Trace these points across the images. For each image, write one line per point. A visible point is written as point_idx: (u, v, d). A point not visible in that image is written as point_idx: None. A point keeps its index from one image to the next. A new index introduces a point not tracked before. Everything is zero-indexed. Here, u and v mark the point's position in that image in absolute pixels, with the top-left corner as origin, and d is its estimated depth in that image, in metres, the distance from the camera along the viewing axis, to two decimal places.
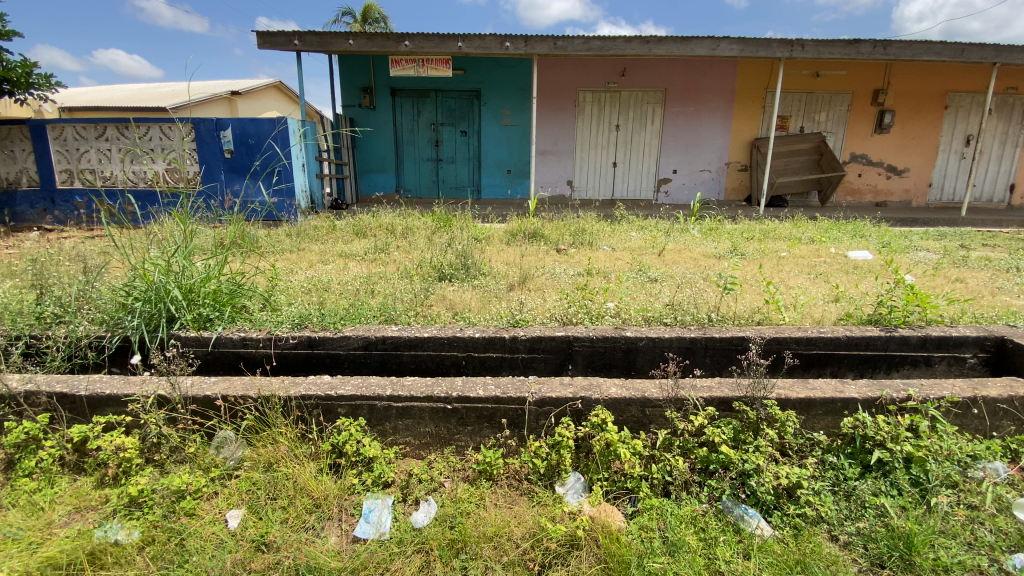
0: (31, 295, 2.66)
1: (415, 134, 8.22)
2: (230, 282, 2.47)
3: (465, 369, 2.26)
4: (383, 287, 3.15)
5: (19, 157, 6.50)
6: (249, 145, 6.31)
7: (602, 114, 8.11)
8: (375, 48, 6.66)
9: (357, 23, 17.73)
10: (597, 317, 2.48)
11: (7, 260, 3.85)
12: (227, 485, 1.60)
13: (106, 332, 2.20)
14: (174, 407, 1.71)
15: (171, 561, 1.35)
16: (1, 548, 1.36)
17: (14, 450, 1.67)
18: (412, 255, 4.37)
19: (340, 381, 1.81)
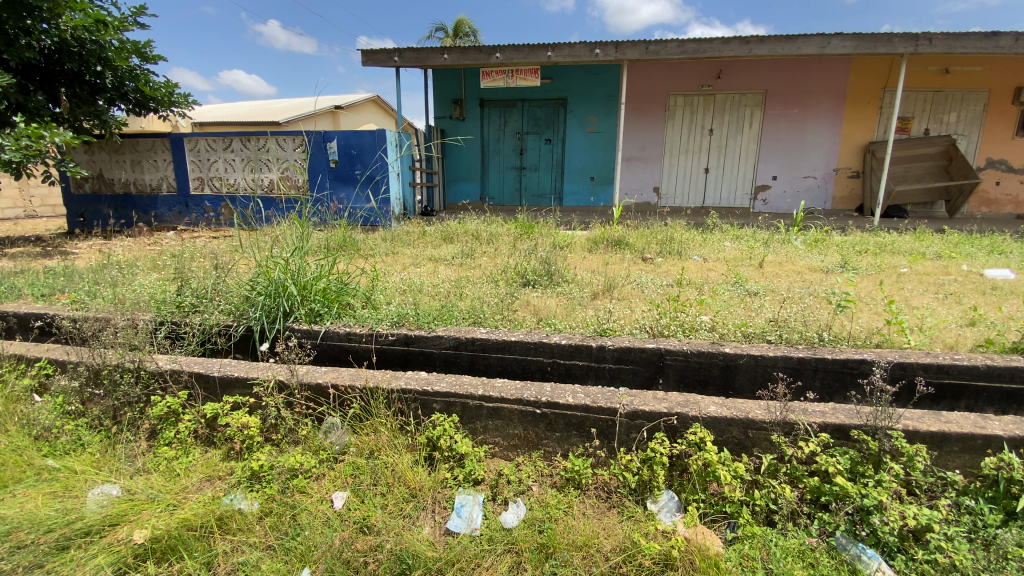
0: (171, 285, 3.04)
1: (502, 143, 8.42)
2: (337, 281, 2.66)
3: (551, 376, 2.26)
4: (471, 290, 3.25)
5: (162, 166, 7.49)
6: (351, 155, 6.81)
7: (694, 119, 7.80)
8: (468, 61, 6.91)
9: (447, 37, 18.53)
10: (691, 331, 2.36)
11: (150, 255, 4.42)
12: (334, 468, 1.72)
13: (233, 322, 2.46)
14: (291, 393, 1.88)
15: (287, 533, 1.47)
16: (146, 506, 1.55)
17: (159, 421, 1.92)
18: (496, 260, 4.46)
19: (436, 378, 1.89)
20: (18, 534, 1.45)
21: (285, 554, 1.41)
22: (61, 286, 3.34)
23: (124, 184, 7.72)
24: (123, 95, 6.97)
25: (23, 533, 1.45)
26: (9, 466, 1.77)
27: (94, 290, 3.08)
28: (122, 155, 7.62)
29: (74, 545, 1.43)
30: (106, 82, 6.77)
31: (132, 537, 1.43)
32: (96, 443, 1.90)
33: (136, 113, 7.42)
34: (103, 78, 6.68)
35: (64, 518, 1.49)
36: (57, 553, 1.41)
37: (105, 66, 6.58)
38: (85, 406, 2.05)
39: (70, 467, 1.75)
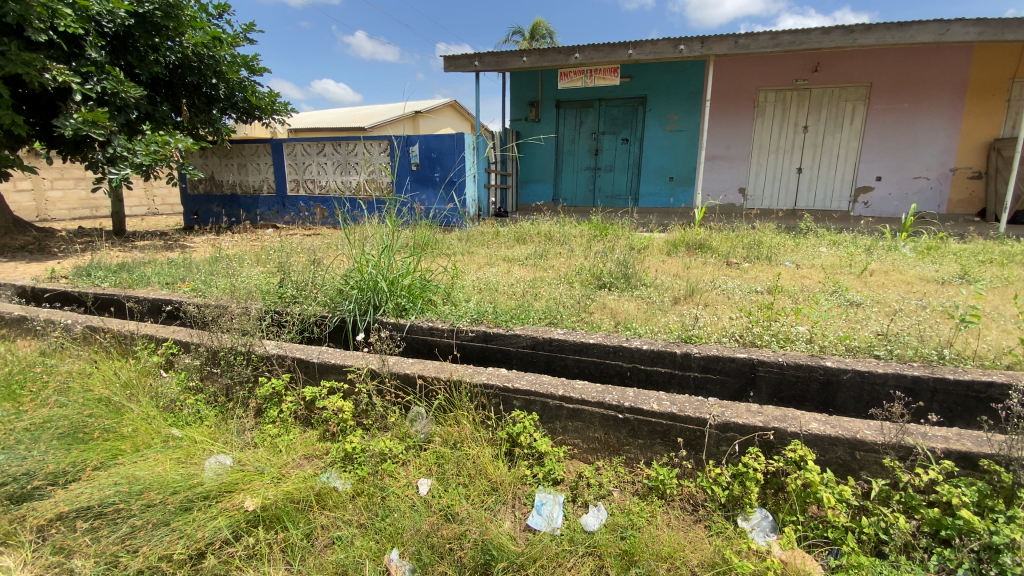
0: (273, 277, 3.32)
1: (577, 143, 8.37)
2: (421, 278, 2.79)
3: (631, 381, 2.21)
4: (547, 291, 3.25)
5: (263, 169, 8.18)
6: (431, 158, 7.08)
7: (787, 116, 7.31)
8: (547, 63, 6.93)
9: (525, 41, 18.72)
10: (787, 342, 2.22)
11: (252, 250, 4.84)
12: (418, 455, 1.80)
13: (328, 313, 2.64)
14: (382, 380, 2.00)
15: (376, 514, 1.56)
16: (253, 477, 1.69)
17: (265, 400, 2.11)
18: (571, 262, 4.43)
19: (516, 376, 1.92)
20: (150, 494, 1.63)
21: (376, 534, 1.49)
22: (181, 275, 3.75)
23: (231, 185, 8.52)
24: (233, 104, 7.72)
25: (153, 493, 1.63)
26: (141, 433, 2.01)
27: (209, 280, 3.43)
28: (231, 159, 8.41)
29: (195, 507, 1.60)
30: (219, 93, 7.51)
31: (242, 504, 1.58)
32: (211, 418, 2.12)
33: (243, 121, 8.19)
34: (217, 89, 7.43)
35: (186, 481, 1.67)
36: (181, 513, 1.58)
37: (219, 79, 7.29)
38: (203, 383, 2.30)
39: (191, 436, 1.96)
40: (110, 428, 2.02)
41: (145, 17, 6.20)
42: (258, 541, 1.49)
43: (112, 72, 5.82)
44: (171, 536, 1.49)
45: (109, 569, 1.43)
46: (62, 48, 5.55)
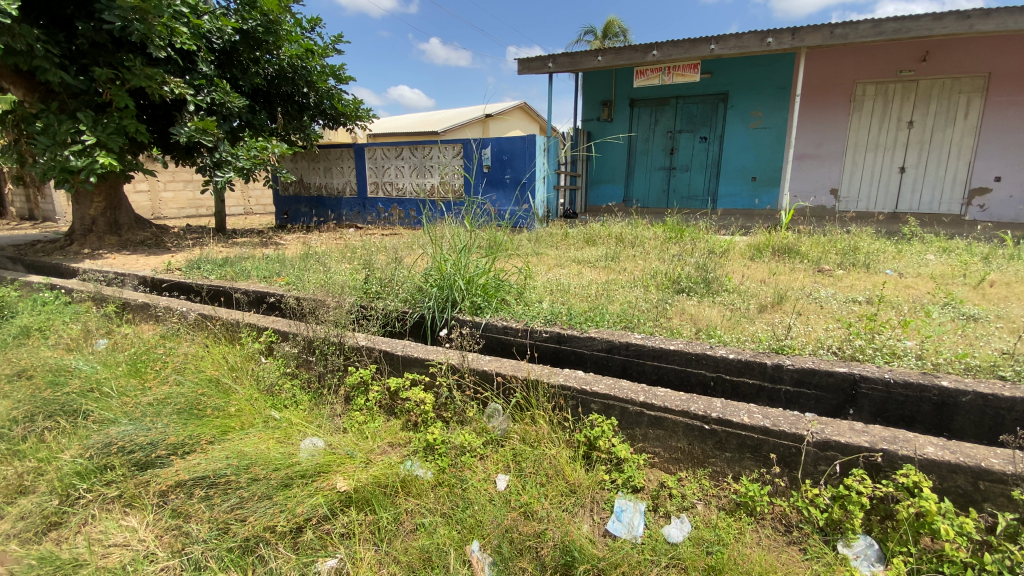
0: (358, 273, 3.52)
1: (651, 143, 8.15)
2: (496, 278, 2.85)
3: (714, 392, 2.11)
4: (622, 293, 3.19)
5: (347, 172, 8.68)
6: (502, 160, 7.19)
7: (888, 110, 6.70)
8: (622, 61, 6.81)
9: (597, 40, 18.55)
10: (892, 358, 2.04)
11: (336, 248, 5.16)
12: (496, 451, 1.84)
13: (409, 309, 2.77)
14: (462, 375, 2.08)
15: (457, 505, 1.61)
16: (344, 460, 1.80)
17: (354, 388, 2.27)
18: (644, 264, 4.32)
19: (594, 379, 1.90)
20: (255, 468, 1.78)
21: (457, 524, 1.54)
22: (276, 270, 4.07)
23: (318, 187, 9.12)
24: (322, 111, 8.26)
25: (258, 468, 1.78)
26: (246, 412, 2.20)
27: (301, 275, 3.69)
28: (318, 163, 9.01)
29: (293, 483, 1.72)
30: (310, 101, 8.08)
31: (335, 485, 1.68)
32: (306, 403, 2.29)
33: (330, 127, 8.74)
34: (308, 98, 8.00)
35: (284, 460, 1.81)
36: (282, 489, 1.71)
37: (310, 88, 7.87)
38: (298, 369, 2.50)
39: (288, 419, 2.13)
40: (220, 406, 2.23)
41: (247, 33, 6.83)
42: (351, 521, 1.59)
43: (219, 84, 6.42)
44: (274, 509, 1.62)
45: (221, 534, 1.60)
46: (179, 63, 6.19)
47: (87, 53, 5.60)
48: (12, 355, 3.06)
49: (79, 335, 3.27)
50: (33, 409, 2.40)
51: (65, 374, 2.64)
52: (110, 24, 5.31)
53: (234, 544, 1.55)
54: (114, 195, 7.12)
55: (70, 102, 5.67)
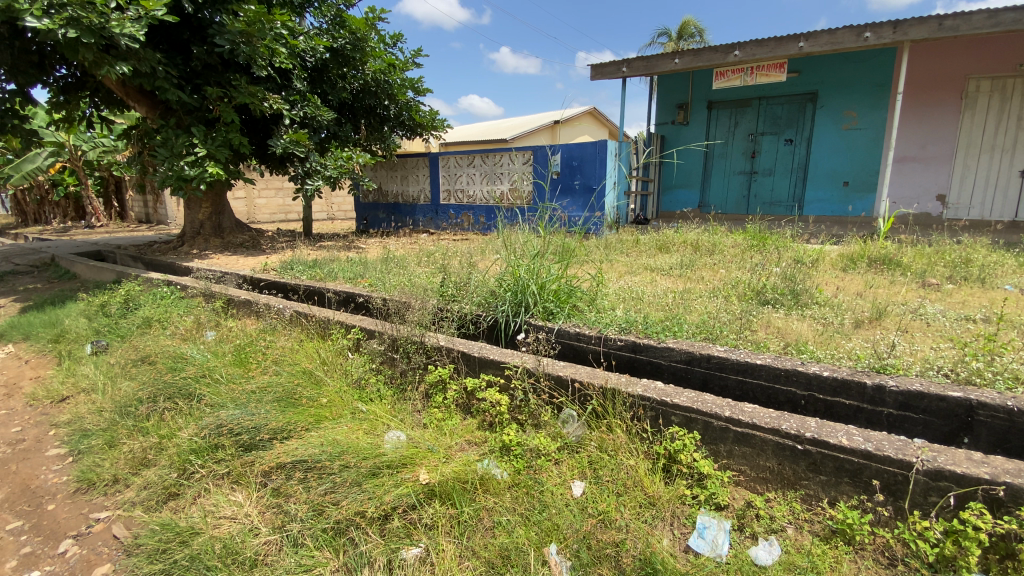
0: (435, 277, 3.67)
1: (730, 147, 7.81)
2: (568, 284, 2.87)
3: (805, 411, 2.00)
4: (700, 303, 3.08)
5: (422, 180, 9.06)
6: (572, 166, 7.19)
7: (1007, 107, 6.02)
8: (701, 63, 6.60)
9: (672, 41, 18.08)
10: (1017, 384, 1.84)
11: (412, 252, 5.39)
12: (571, 456, 1.85)
13: (483, 312, 2.86)
14: (537, 380, 2.11)
15: (533, 506, 1.64)
16: (427, 454, 1.89)
17: (433, 387, 2.38)
18: (723, 274, 4.14)
19: (675, 391, 1.86)
20: (347, 456, 1.91)
21: (536, 525, 1.57)
22: (359, 272, 4.32)
23: (395, 195, 9.58)
24: (401, 122, 8.68)
25: (349, 456, 1.91)
26: (336, 404, 2.37)
27: (382, 277, 3.91)
28: (395, 172, 9.47)
29: (381, 473, 1.83)
30: (390, 113, 8.50)
31: (418, 477, 1.77)
32: (389, 398, 2.44)
33: (407, 137, 9.16)
34: (389, 110, 8.42)
35: (371, 450, 1.92)
36: (370, 477, 1.82)
37: (391, 100, 8.28)
38: (382, 365, 2.66)
39: (374, 411, 2.28)
40: (313, 396, 2.41)
41: (337, 51, 7.39)
42: (434, 513, 1.67)
43: (311, 99, 6.92)
44: (364, 496, 1.74)
45: (317, 515, 1.75)
46: (277, 81, 6.76)
47: (201, 73, 6.25)
48: (139, 344, 3.53)
49: (192, 326, 3.67)
50: (156, 391, 2.75)
51: (182, 360, 2.98)
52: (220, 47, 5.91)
53: (328, 525, 1.70)
54: (219, 201, 7.88)
55: (186, 118, 6.35)
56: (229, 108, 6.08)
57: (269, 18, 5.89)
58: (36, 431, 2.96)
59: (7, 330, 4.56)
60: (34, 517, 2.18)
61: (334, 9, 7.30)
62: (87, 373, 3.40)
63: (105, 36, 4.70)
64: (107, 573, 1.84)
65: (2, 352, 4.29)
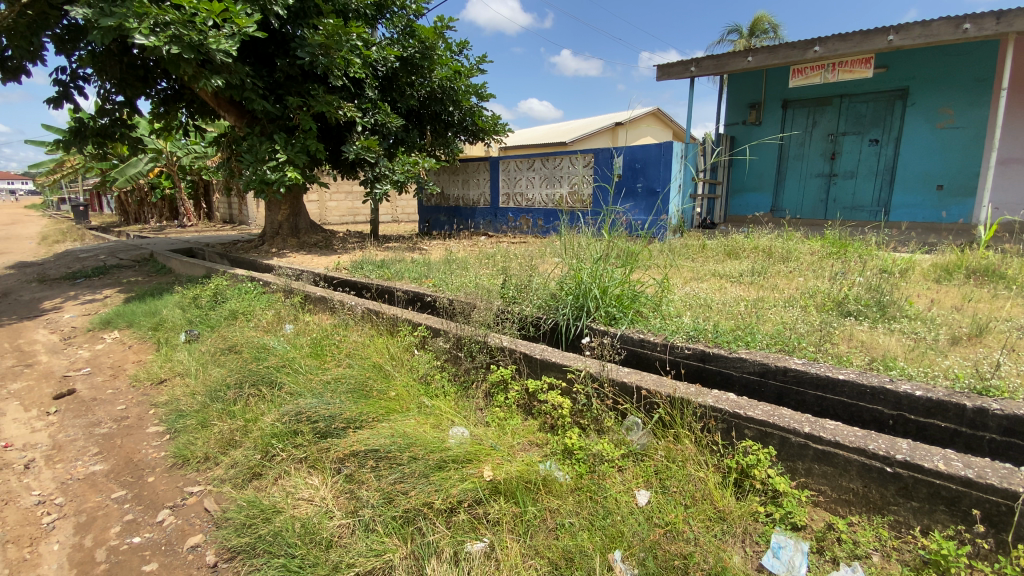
0: (497, 278, 3.72)
1: (807, 148, 7.37)
2: (632, 289, 2.83)
3: (893, 432, 1.87)
4: (774, 312, 2.94)
5: (482, 184, 9.23)
6: (635, 169, 7.07)
7: None
8: (777, 60, 6.28)
9: (743, 39, 17.35)
10: None
11: (474, 254, 5.50)
12: (636, 464, 1.82)
13: (543, 314, 2.87)
14: (601, 385, 2.09)
15: (597, 511, 1.63)
16: (491, 452, 1.93)
17: (497, 386, 2.42)
18: (798, 282, 3.92)
19: (748, 404, 1.80)
20: (415, 448, 1.99)
21: (600, 531, 1.56)
22: (424, 273, 4.46)
23: (456, 199, 9.84)
24: (464, 127, 8.87)
25: (417, 448, 1.98)
26: (404, 397, 2.47)
27: (446, 278, 4.01)
28: (457, 176, 9.71)
29: (447, 466, 1.89)
30: (455, 118, 8.72)
31: (483, 473, 1.81)
32: (453, 395, 2.51)
33: (470, 141, 9.35)
34: (453, 115, 8.64)
35: (436, 444, 1.99)
36: (437, 470, 1.89)
37: (455, 106, 8.49)
38: (446, 363, 2.75)
39: (439, 406, 2.36)
40: (383, 389, 2.53)
41: (407, 60, 7.69)
42: (499, 509, 1.70)
43: (382, 107, 7.24)
44: (432, 488, 1.80)
45: (387, 503, 1.84)
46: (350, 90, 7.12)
47: (283, 84, 6.70)
48: (227, 334, 3.84)
49: (273, 320, 3.95)
50: (242, 378, 2.99)
51: (265, 351, 3.21)
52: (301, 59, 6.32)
53: (397, 513, 1.78)
54: (296, 203, 8.41)
55: (269, 126, 6.83)
56: (308, 116, 6.48)
57: (346, 31, 6.23)
58: (137, 409, 3.29)
59: (115, 318, 5.10)
60: (136, 488, 2.43)
61: (404, 20, 7.60)
62: (181, 358, 3.73)
63: (202, 52, 5.15)
64: (200, 542, 2.02)
65: (110, 337, 4.80)
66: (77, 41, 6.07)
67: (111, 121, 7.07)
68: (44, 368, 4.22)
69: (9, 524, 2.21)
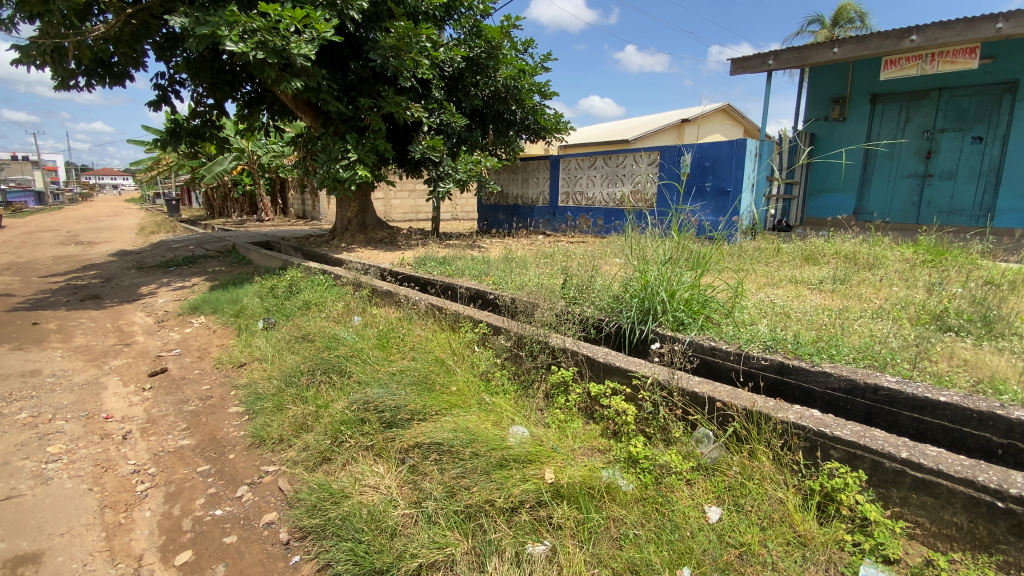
0: (558, 278, 3.68)
1: (898, 146, 6.78)
2: (702, 294, 2.71)
3: (1003, 464, 1.68)
4: (860, 323, 2.72)
5: (542, 183, 9.21)
6: (704, 167, 6.81)
7: None
8: (866, 51, 5.82)
9: (825, 29, 16.22)
10: None
11: (533, 253, 5.49)
12: (706, 478, 1.74)
13: (605, 317, 2.81)
14: (670, 394, 2.01)
15: (664, 525, 1.57)
16: (552, 454, 1.91)
17: (558, 388, 2.40)
18: (887, 292, 3.61)
19: (835, 422, 1.67)
20: (477, 444, 2.01)
21: (667, 545, 1.50)
22: (484, 271, 4.50)
23: (515, 197, 9.88)
24: (526, 126, 8.88)
25: (478, 444, 2.00)
26: (465, 393, 2.50)
27: (506, 276, 4.03)
28: (518, 174, 9.74)
29: (508, 465, 1.88)
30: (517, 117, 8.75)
31: (545, 475, 1.80)
32: (513, 393, 2.52)
33: (531, 140, 9.35)
34: (516, 114, 8.67)
35: (498, 441, 1.99)
36: (498, 468, 1.89)
37: (518, 104, 8.51)
38: (508, 362, 2.75)
39: (498, 404, 2.36)
40: (445, 383, 2.57)
41: (473, 60, 7.79)
42: (562, 514, 1.67)
43: (447, 107, 7.39)
44: (493, 485, 1.81)
45: (449, 496, 1.86)
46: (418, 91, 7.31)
47: (355, 86, 6.99)
48: (300, 324, 4.06)
49: (343, 311, 4.14)
50: (315, 365, 3.15)
51: (336, 341, 3.35)
52: (373, 62, 6.56)
53: (459, 508, 1.80)
54: (364, 200, 8.76)
55: (342, 127, 7.15)
56: (378, 116, 6.73)
57: (416, 33, 6.38)
58: (220, 390, 3.55)
59: (201, 304, 5.52)
60: (219, 463, 2.61)
61: (472, 21, 7.70)
62: (259, 344, 3.99)
63: (285, 56, 5.46)
64: (274, 519, 2.15)
65: (197, 322, 5.21)
66: (175, 48, 6.64)
67: (203, 122, 7.68)
68: (140, 347, 4.64)
69: (109, 489, 2.44)
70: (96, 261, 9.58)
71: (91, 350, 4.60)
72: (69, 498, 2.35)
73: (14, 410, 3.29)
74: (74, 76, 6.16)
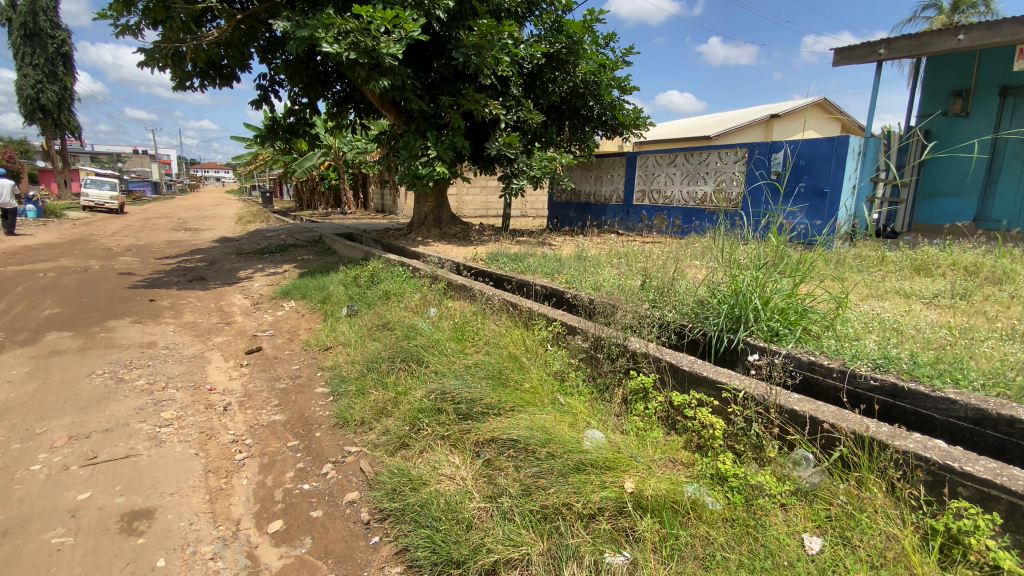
0: (634, 279, 3.57)
1: None
2: (799, 303, 2.50)
3: None
4: (988, 344, 2.40)
5: (616, 180, 9.00)
6: (798, 166, 6.31)
7: None
8: (1001, 39, 5.15)
9: (943, 15, 14.53)
10: None
11: (606, 252, 5.38)
12: (805, 503, 1.61)
13: (689, 322, 2.69)
14: (766, 410, 1.88)
15: (756, 550, 1.47)
16: (632, 463, 1.85)
17: (637, 394, 2.32)
18: (1018, 310, 3.17)
19: (965, 456, 1.49)
20: (554, 445, 1.99)
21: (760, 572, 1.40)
22: (557, 269, 4.45)
23: (588, 195, 9.74)
24: (603, 122, 8.70)
25: (555, 445, 1.98)
26: (540, 391, 2.49)
27: (580, 275, 3.97)
28: (592, 171, 9.58)
29: (586, 470, 1.85)
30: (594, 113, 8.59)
31: (626, 484, 1.74)
32: (589, 396, 2.47)
33: (608, 136, 9.15)
34: (593, 110, 8.52)
35: (575, 444, 1.96)
36: (576, 472, 1.85)
37: (596, 100, 8.34)
38: (586, 363, 2.71)
39: (574, 405, 2.33)
40: (519, 380, 2.57)
41: (553, 56, 7.73)
42: (644, 526, 1.62)
43: (524, 103, 7.37)
44: (571, 489, 1.78)
45: (525, 495, 1.85)
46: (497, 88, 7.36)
47: (438, 84, 7.23)
48: (380, 313, 4.24)
49: (420, 302, 4.28)
50: (394, 353, 3.28)
51: (414, 331, 3.47)
52: (456, 60, 6.69)
53: (534, 508, 1.78)
54: (441, 196, 9.00)
55: (423, 124, 7.38)
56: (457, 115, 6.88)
57: (498, 30, 6.38)
58: (307, 370, 3.80)
59: (291, 289, 5.94)
60: (306, 440, 2.79)
61: (553, 16, 7.64)
62: (343, 330, 4.21)
63: (374, 56, 5.70)
64: (355, 499, 2.25)
65: (288, 306, 5.61)
66: (275, 51, 7.16)
67: (297, 120, 8.26)
68: (238, 327, 5.08)
69: (213, 455, 2.68)
70: (203, 246, 10.61)
71: (197, 326, 5.09)
72: (179, 461, 2.61)
73: (134, 377, 3.71)
74: (189, 77, 6.82)
